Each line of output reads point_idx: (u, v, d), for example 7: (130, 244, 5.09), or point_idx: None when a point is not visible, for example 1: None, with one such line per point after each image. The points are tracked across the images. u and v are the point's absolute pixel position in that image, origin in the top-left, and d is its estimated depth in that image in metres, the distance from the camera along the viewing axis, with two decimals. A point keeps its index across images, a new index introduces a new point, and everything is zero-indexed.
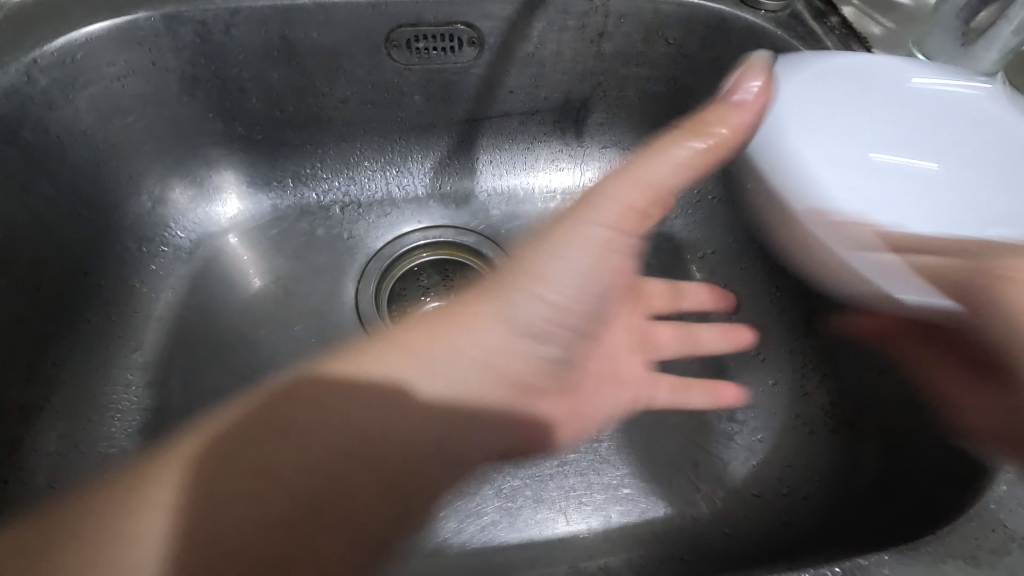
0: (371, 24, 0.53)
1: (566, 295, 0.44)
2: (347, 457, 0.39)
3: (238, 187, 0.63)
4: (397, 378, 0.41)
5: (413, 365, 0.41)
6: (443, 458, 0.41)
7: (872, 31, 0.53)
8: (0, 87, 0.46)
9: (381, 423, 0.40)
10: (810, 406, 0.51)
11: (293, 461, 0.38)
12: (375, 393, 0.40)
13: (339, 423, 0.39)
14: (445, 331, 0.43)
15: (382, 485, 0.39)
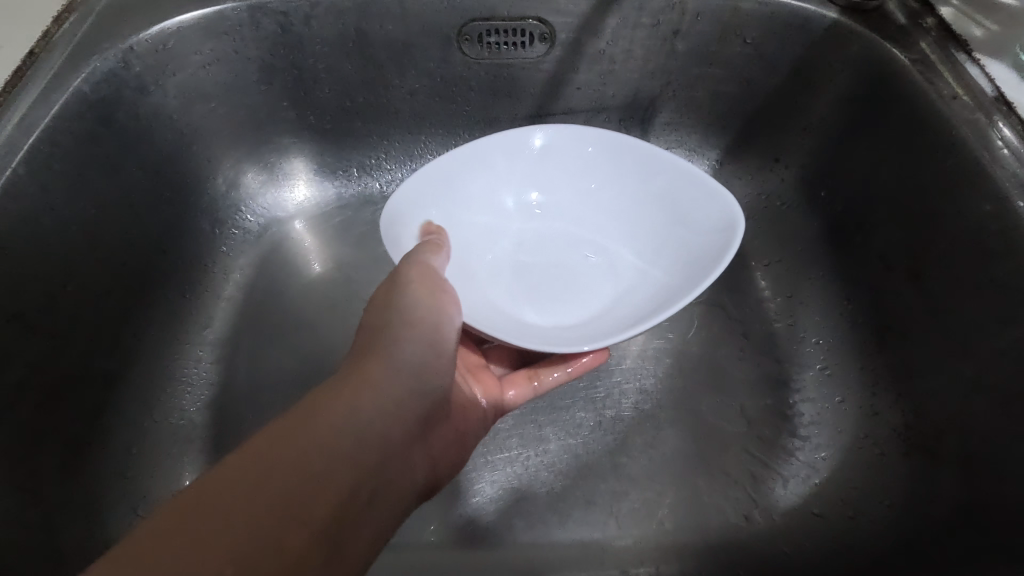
0: (445, 18, 0.54)
1: (433, 339, 0.40)
2: (282, 538, 0.26)
3: (306, 175, 0.65)
4: (307, 427, 0.31)
5: (319, 421, 0.31)
6: (387, 495, 0.33)
7: (972, 33, 0.49)
8: (100, 71, 0.48)
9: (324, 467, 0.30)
10: (881, 426, 0.49)
11: (239, 548, 0.25)
12: (288, 449, 0.29)
13: (259, 503, 0.27)
14: (346, 384, 0.34)
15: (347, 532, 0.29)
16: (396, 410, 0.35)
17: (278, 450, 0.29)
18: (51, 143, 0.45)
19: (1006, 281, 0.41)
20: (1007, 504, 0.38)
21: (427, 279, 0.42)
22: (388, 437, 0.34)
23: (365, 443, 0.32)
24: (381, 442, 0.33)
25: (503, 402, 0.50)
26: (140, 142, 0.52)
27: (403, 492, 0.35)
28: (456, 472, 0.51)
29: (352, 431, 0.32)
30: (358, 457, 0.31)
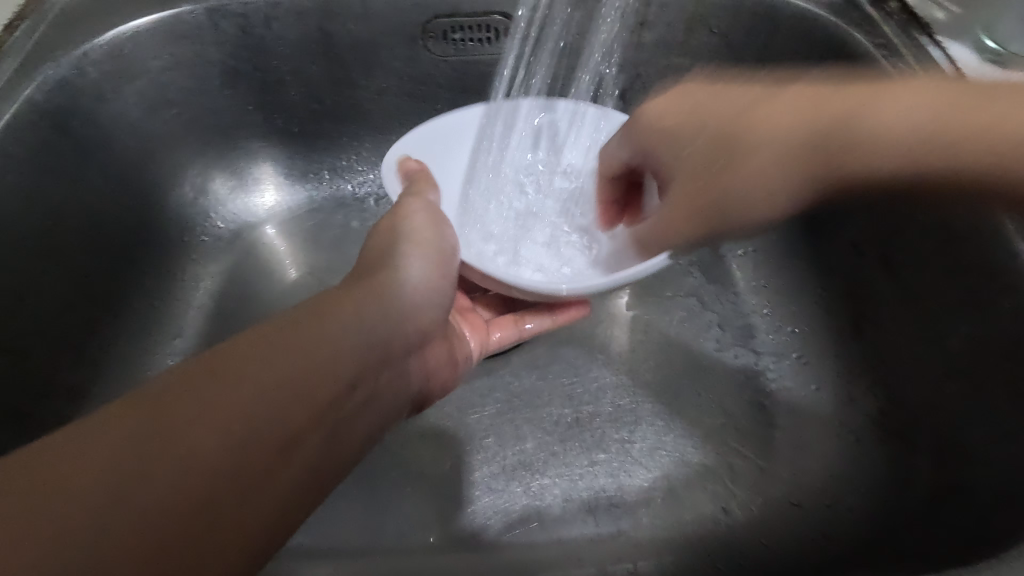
0: (408, 16, 0.53)
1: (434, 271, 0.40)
2: (207, 458, 0.25)
3: (275, 179, 0.64)
4: (263, 352, 0.29)
5: (276, 348, 0.30)
6: (341, 434, 0.31)
7: (935, 16, 0.49)
8: (53, 79, 0.47)
9: (267, 395, 0.28)
10: (856, 414, 0.49)
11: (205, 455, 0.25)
12: (245, 376, 0.28)
13: (189, 421, 0.26)
14: (317, 312, 0.33)
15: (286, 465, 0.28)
16: (360, 346, 0.34)
17: (261, 361, 0.29)
18: (4, 153, 0.44)
19: (974, 264, 0.41)
20: (975, 489, 0.38)
21: (423, 222, 0.42)
22: (348, 371, 0.32)
23: (321, 377, 0.31)
24: (341, 378, 0.32)
25: (488, 343, 0.52)
26: (99, 150, 0.51)
27: (361, 431, 0.33)
28: (434, 476, 0.50)
29: (309, 362, 0.30)
30: (310, 391, 0.30)
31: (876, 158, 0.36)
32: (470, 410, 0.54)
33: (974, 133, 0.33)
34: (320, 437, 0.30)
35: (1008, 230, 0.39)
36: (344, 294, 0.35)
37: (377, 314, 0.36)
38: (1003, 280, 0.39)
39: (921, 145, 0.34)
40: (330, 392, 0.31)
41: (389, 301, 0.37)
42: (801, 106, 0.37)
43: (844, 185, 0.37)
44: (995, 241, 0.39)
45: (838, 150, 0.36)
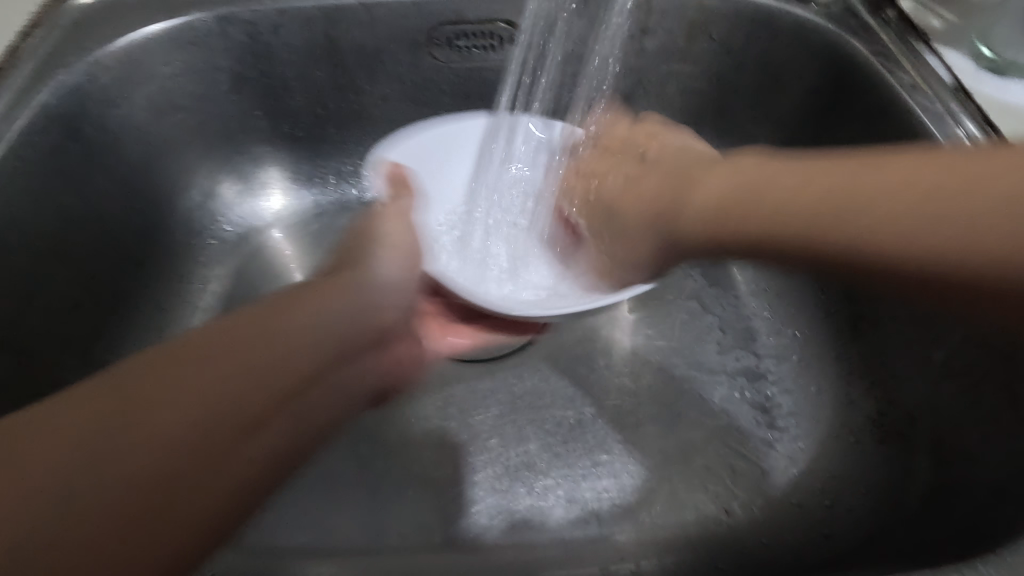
0: (413, 23, 0.54)
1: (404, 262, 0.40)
2: (119, 476, 0.26)
3: (281, 183, 0.65)
4: (196, 366, 0.28)
5: (198, 363, 0.28)
6: (270, 446, 0.29)
7: (931, 25, 0.50)
8: (66, 85, 0.48)
9: (182, 416, 0.27)
10: (855, 415, 0.49)
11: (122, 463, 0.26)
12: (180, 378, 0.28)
13: (98, 443, 0.26)
14: (263, 317, 0.32)
15: (197, 484, 0.26)
16: (299, 353, 0.31)
17: (202, 361, 0.29)
18: (18, 156, 0.45)
19: None
20: (969, 487, 0.39)
21: (400, 228, 0.41)
22: (278, 382, 0.30)
23: (245, 391, 0.28)
24: (268, 391, 0.29)
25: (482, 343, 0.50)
26: (111, 154, 0.52)
27: (300, 440, 0.30)
28: (438, 476, 0.51)
29: (232, 376, 0.28)
30: (229, 412, 0.28)
31: (868, 241, 0.30)
32: (474, 412, 0.54)
33: (936, 220, 0.29)
34: (238, 453, 0.28)
35: None
36: (293, 299, 0.33)
37: (329, 318, 0.33)
38: None
39: (915, 244, 0.29)
40: (254, 407, 0.28)
41: (342, 305, 0.34)
42: (783, 183, 0.34)
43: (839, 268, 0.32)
44: None
45: (816, 235, 0.32)
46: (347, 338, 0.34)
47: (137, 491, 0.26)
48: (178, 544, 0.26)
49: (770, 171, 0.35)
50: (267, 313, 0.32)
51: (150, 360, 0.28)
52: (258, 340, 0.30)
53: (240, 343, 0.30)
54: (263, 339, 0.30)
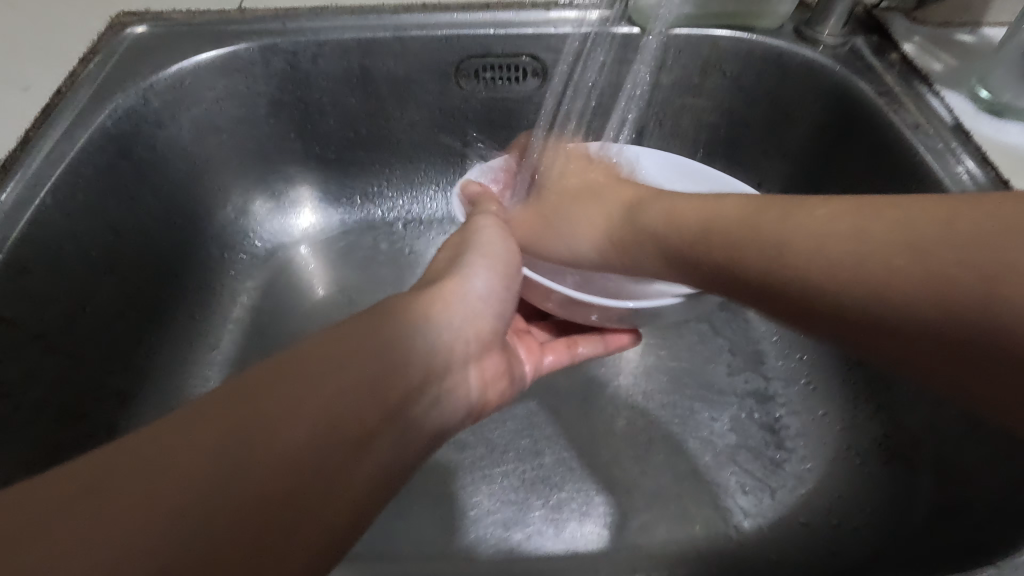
0: (443, 55, 0.58)
1: (505, 277, 0.41)
2: (249, 475, 0.26)
3: (312, 202, 0.68)
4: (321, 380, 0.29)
5: (300, 379, 0.29)
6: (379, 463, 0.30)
7: (933, 68, 0.53)
8: (121, 108, 0.52)
9: (307, 427, 0.28)
10: (862, 439, 0.51)
11: (251, 464, 0.26)
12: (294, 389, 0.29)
13: (224, 444, 0.26)
14: (372, 330, 0.33)
15: (334, 486, 0.28)
16: (394, 378, 0.32)
17: (326, 371, 0.30)
18: (76, 172, 0.48)
19: None
20: (969, 507, 0.40)
21: (494, 242, 0.42)
22: (382, 402, 0.31)
23: (353, 409, 0.29)
24: (373, 411, 0.30)
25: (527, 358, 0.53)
26: (158, 172, 0.56)
27: (406, 455, 0.32)
28: (454, 487, 0.53)
29: (356, 389, 0.30)
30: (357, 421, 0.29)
31: (816, 285, 0.30)
32: (490, 426, 0.56)
33: (865, 271, 0.29)
34: (345, 475, 0.28)
35: None
36: (385, 319, 0.34)
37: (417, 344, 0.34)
38: None
39: (835, 286, 0.30)
40: (358, 427, 0.29)
41: (433, 328, 0.35)
42: (729, 218, 0.36)
43: (793, 300, 0.32)
44: None
45: (771, 275, 0.33)
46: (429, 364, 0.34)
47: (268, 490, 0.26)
48: (311, 544, 0.26)
49: (727, 207, 0.37)
50: (363, 332, 0.32)
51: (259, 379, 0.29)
52: (372, 356, 0.31)
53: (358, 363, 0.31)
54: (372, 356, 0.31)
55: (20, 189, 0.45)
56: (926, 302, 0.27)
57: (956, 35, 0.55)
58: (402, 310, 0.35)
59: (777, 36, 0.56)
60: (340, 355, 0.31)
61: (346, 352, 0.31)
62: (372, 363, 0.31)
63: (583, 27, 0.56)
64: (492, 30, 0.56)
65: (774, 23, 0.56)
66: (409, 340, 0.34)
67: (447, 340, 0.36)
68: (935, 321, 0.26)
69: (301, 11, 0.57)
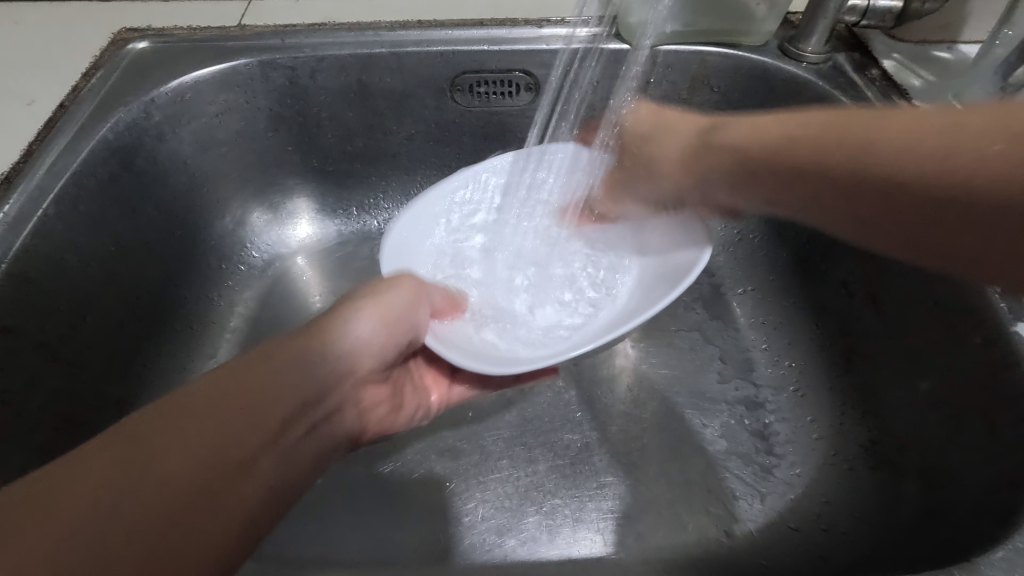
0: (439, 71, 0.59)
1: (392, 325, 0.42)
2: (134, 502, 0.27)
3: (309, 214, 0.69)
4: (197, 412, 0.31)
5: (183, 414, 0.31)
6: (263, 482, 0.32)
7: (913, 84, 0.55)
8: (124, 121, 0.53)
9: (188, 454, 0.29)
10: (850, 444, 0.52)
11: (137, 494, 0.27)
12: (173, 424, 0.30)
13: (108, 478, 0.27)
14: (241, 369, 0.35)
15: (220, 505, 0.29)
16: (274, 403, 0.34)
17: (203, 406, 0.31)
18: (79, 184, 0.49)
19: (950, 304, 0.44)
20: (952, 508, 0.40)
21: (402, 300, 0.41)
22: (261, 428, 0.33)
23: (229, 438, 0.31)
24: (252, 434, 0.32)
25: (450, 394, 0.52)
26: (159, 184, 0.57)
27: (285, 476, 0.33)
28: (449, 494, 0.54)
29: (228, 416, 0.32)
30: (235, 446, 0.31)
31: (887, 173, 0.36)
32: (484, 433, 0.57)
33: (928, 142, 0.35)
34: (236, 492, 0.30)
35: None
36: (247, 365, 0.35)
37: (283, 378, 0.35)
38: (976, 316, 0.42)
39: (905, 175, 0.35)
40: (237, 452, 0.31)
41: (301, 364, 0.37)
42: (817, 130, 0.40)
43: (855, 191, 0.38)
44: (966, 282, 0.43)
45: (841, 164, 0.38)
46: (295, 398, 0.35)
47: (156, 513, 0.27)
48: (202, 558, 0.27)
49: (810, 116, 0.41)
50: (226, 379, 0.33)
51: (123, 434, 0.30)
52: (244, 389, 0.33)
53: (233, 397, 0.33)
54: (241, 388, 0.33)
55: (23, 201, 0.46)
56: (962, 168, 0.33)
57: (934, 52, 0.57)
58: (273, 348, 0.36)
59: (762, 53, 0.57)
60: (212, 390, 0.32)
61: (218, 387, 0.33)
62: (247, 395, 0.33)
63: (574, 43, 0.58)
64: (487, 46, 0.58)
65: (759, 40, 0.57)
66: (282, 368, 0.35)
67: (324, 371, 0.38)
68: (987, 203, 0.33)
69: (300, 28, 0.59)
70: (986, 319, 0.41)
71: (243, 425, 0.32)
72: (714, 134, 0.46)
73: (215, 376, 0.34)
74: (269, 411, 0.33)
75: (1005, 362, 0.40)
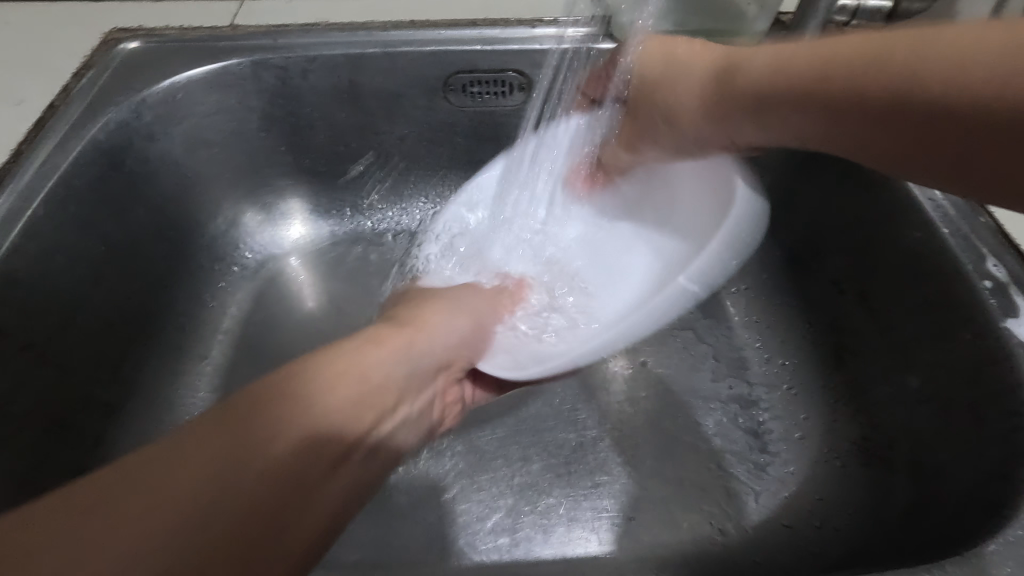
0: (431, 71, 0.59)
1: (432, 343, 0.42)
2: (189, 525, 0.26)
3: (302, 214, 0.69)
4: (255, 429, 0.29)
5: (239, 429, 0.29)
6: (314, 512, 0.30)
7: None
8: (114, 121, 0.52)
9: (240, 478, 0.28)
10: (842, 441, 0.52)
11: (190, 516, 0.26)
12: (230, 440, 0.29)
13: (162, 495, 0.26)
14: (301, 380, 0.33)
15: (268, 535, 0.28)
16: (331, 427, 0.32)
17: (257, 423, 0.30)
18: (69, 184, 0.49)
19: (939, 301, 0.44)
20: (942, 503, 0.41)
21: (440, 327, 0.43)
22: (317, 453, 0.31)
23: (283, 461, 0.29)
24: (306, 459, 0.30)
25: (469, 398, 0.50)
26: (149, 184, 0.56)
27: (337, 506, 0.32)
28: (444, 494, 0.53)
29: (286, 437, 0.30)
30: (288, 471, 0.29)
31: (901, 95, 0.33)
32: (478, 433, 0.57)
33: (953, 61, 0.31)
34: (284, 522, 0.29)
35: (964, 267, 0.43)
36: (275, 396, 0.31)
37: (314, 416, 0.32)
38: (964, 312, 0.42)
39: (909, 94, 0.33)
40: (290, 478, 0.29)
41: (338, 396, 0.33)
42: (849, 60, 0.36)
43: (862, 118, 0.36)
44: (956, 279, 0.43)
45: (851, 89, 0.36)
46: (332, 438, 0.32)
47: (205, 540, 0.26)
48: None
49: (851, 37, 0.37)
50: (249, 412, 0.30)
51: (125, 464, 0.27)
52: (304, 410, 0.31)
53: (293, 417, 0.31)
54: (305, 404, 0.32)
55: (11, 201, 0.46)
56: (957, 99, 0.31)
57: None
58: (336, 360, 0.35)
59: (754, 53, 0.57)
60: (270, 400, 0.31)
61: (280, 401, 0.31)
62: (308, 416, 0.31)
63: (564, 43, 0.58)
64: (479, 46, 0.57)
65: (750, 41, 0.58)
66: (340, 386, 0.34)
67: (380, 393, 0.36)
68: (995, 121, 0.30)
69: (292, 28, 0.58)
70: (974, 315, 0.41)
71: (298, 448, 0.30)
72: (735, 78, 0.42)
73: (237, 406, 0.30)
74: (325, 432, 0.32)
75: (994, 358, 0.40)
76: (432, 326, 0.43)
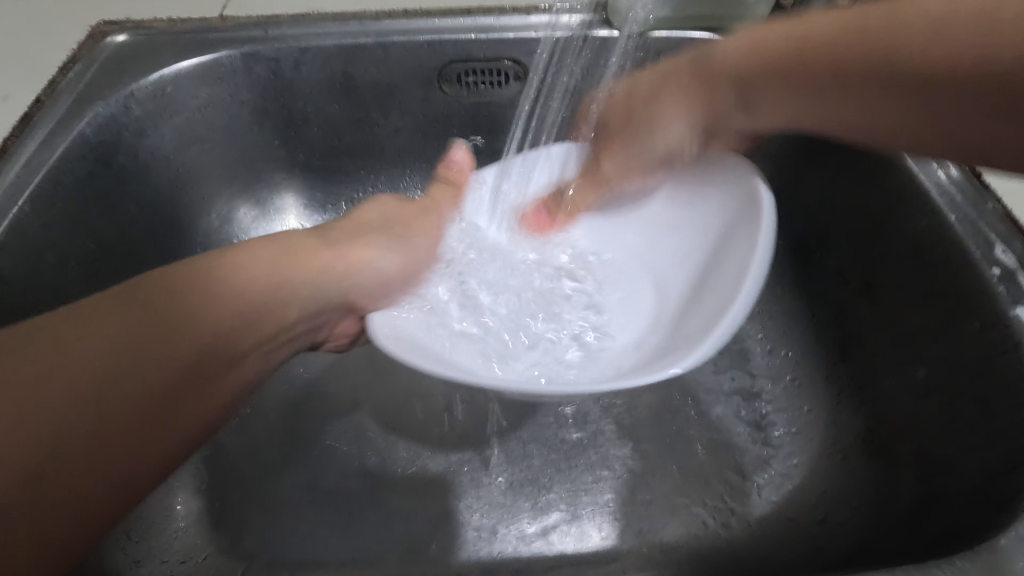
0: (426, 62, 0.58)
1: (374, 254, 0.46)
2: (71, 408, 0.31)
3: (296, 209, 0.68)
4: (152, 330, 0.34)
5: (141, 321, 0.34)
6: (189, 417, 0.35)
7: None
8: (101, 116, 0.51)
9: (134, 375, 0.33)
10: (846, 433, 0.51)
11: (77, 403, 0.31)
12: (131, 331, 0.34)
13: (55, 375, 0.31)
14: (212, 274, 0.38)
15: (147, 429, 0.33)
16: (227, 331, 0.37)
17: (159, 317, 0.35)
18: (55, 181, 0.48)
19: (946, 289, 0.43)
20: (950, 495, 0.40)
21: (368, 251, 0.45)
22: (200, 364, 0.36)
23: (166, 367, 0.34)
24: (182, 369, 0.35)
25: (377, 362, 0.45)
26: (140, 180, 0.55)
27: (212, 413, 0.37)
28: (443, 491, 0.53)
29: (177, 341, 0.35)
30: (171, 376, 0.34)
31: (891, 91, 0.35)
32: (477, 429, 0.56)
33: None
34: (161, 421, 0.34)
35: (972, 255, 0.42)
36: (176, 286, 0.36)
37: (203, 320, 0.36)
38: (973, 301, 0.41)
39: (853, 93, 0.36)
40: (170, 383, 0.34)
41: (242, 297, 0.38)
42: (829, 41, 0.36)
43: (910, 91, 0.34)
44: (963, 267, 0.42)
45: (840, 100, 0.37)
46: (227, 334, 0.37)
47: (80, 428, 0.31)
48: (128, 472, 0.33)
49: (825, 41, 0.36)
50: (161, 294, 0.35)
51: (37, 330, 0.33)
52: (207, 299, 0.37)
53: (196, 309, 0.36)
54: (208, 299, 0.37)
55: None
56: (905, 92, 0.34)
57: None
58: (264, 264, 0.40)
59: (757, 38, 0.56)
60: (180, 287, 0.36)
61: (183, 290, 0.36)
62: (213, 306, 0.37)
63: (557, 31, 0.56)
64: (474, 35, 0.56)
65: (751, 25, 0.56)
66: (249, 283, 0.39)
67: (294, 294, 0.41)
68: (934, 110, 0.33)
69: (283, 19, 0.57)
70: (984, 304, 0.40)
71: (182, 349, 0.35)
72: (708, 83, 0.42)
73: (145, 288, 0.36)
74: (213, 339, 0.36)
75: (1004, 347, 0.39)
76: (353, 257, 0.44)
